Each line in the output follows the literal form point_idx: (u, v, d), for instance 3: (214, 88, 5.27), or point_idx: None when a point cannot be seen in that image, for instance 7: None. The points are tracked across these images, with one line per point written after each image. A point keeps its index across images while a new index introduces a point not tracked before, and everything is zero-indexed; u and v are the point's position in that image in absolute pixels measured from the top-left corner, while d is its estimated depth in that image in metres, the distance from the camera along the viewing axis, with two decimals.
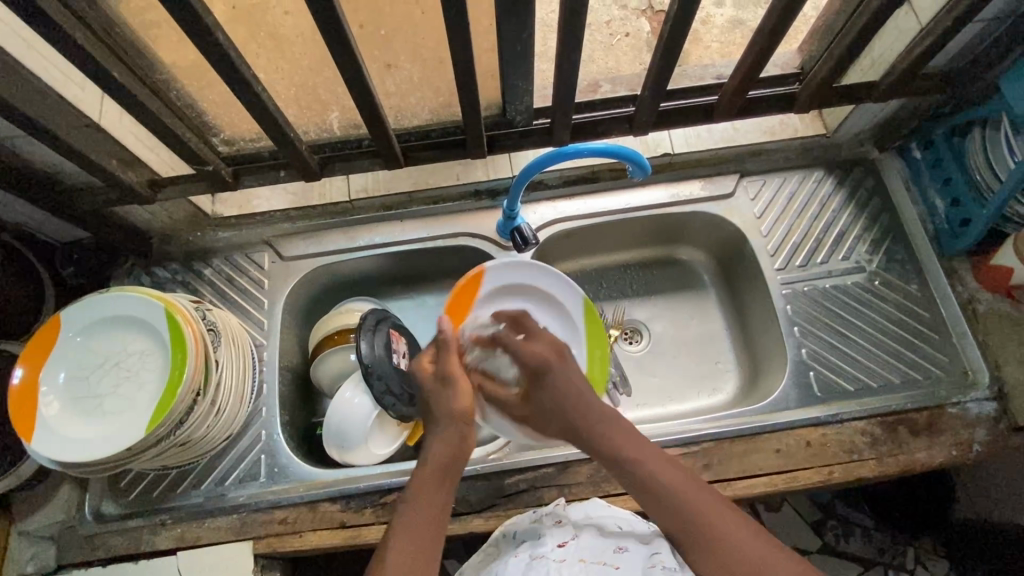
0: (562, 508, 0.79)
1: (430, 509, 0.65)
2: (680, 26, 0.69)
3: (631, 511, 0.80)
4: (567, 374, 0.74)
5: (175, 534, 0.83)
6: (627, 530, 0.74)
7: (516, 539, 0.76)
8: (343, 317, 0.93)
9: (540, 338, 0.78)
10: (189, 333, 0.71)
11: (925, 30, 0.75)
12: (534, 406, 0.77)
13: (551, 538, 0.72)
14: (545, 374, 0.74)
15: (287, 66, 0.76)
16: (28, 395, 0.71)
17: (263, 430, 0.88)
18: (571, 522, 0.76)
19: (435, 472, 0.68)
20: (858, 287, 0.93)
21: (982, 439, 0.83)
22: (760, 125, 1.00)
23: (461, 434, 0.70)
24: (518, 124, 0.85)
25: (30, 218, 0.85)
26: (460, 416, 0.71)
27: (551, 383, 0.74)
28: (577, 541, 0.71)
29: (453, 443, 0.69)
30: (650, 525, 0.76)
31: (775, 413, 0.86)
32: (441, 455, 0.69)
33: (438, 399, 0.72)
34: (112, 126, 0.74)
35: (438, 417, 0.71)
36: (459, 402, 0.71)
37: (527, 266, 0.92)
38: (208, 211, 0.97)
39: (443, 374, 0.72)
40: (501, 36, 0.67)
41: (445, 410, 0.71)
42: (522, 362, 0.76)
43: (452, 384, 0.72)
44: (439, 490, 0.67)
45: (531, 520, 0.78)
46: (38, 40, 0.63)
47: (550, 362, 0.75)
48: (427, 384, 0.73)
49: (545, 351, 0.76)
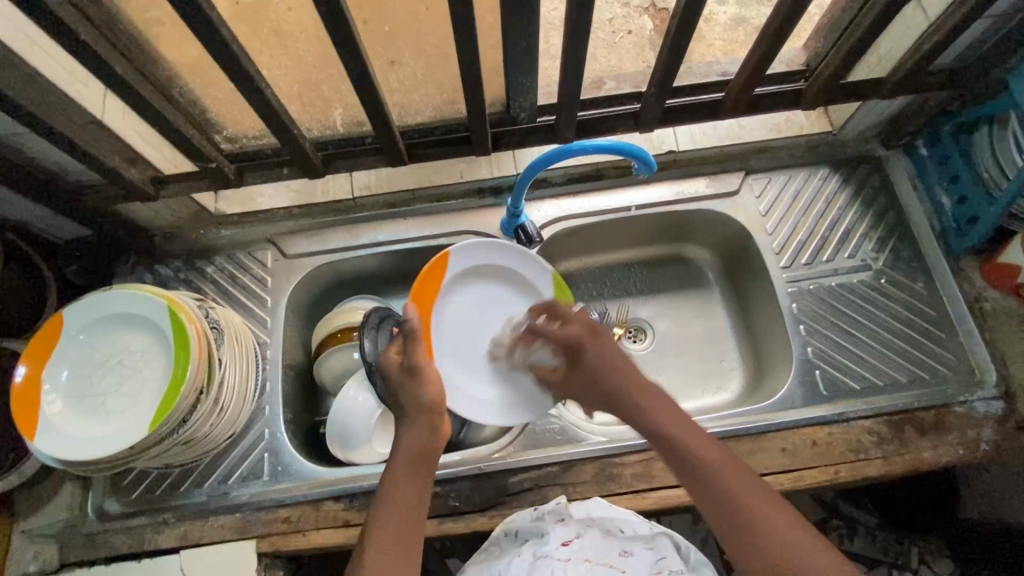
0: (565, 506, 0.80)
1: (407, 496, 0.66)
2: (687, 22, 0.68)
3: (633, 511, 0.83)
4: (600, 347, 0.77)
5: (178, 532, 0.82)
6: (631, 532, 0.80)
7: (518, 537, 0.79)
8: (346, 315, 0.92)
9: (574, 319, 0.82)
10: (193, 331, 0.70)
11: (933, 26, 0.74)
12: (575, 385, 0.81)
13: (557, 536, 0.77)
14: (581, 351, 0.78)
15: (291, 63, 0.76)
16: (30, 393, 0.71)
17: (266, 428, 0.87)
18: (575, 520, 0.79)
19: (406, 461, 0.69)
20: (865, 285, 0.93)
21: (989, 437, 0.83)
22: (766, 122, 0.99)
23: (431, 424, 0.72)
24: (522, 120, 0.85)
25: (32, 216, 0.84)
26: (429, 406, 0.72)
27: (586, 360, 0.78)
28: (583, 540, 0.77)
29: (424, 430, 0.71)
30: (650, 524, 0.82)
31: (781, 411, 0.86)
32: (411, 445, 0.70)
33: (407, 390, 0.73)
34: (115, 123, 0.74)
35: (407, 408, 0.72)
36: (426, 392, 0.73)
37: (489, 245, 0.89)
38: (212, 209, 0.96)
39: (410, 365, 0.74)
40: (506, 32, 0.66)
41: (413, 400, 0.72)
42: (559, 340, 0.81)
43: (420, 374, 0.73)
44: (414, 477, 0.67)
45: (533, 517, 0.79)
46: (40, 37, 0.62)
47: (583, 339, 0.79)
48: (394, 372, 0.75)
49: (578, 328, 0.80)
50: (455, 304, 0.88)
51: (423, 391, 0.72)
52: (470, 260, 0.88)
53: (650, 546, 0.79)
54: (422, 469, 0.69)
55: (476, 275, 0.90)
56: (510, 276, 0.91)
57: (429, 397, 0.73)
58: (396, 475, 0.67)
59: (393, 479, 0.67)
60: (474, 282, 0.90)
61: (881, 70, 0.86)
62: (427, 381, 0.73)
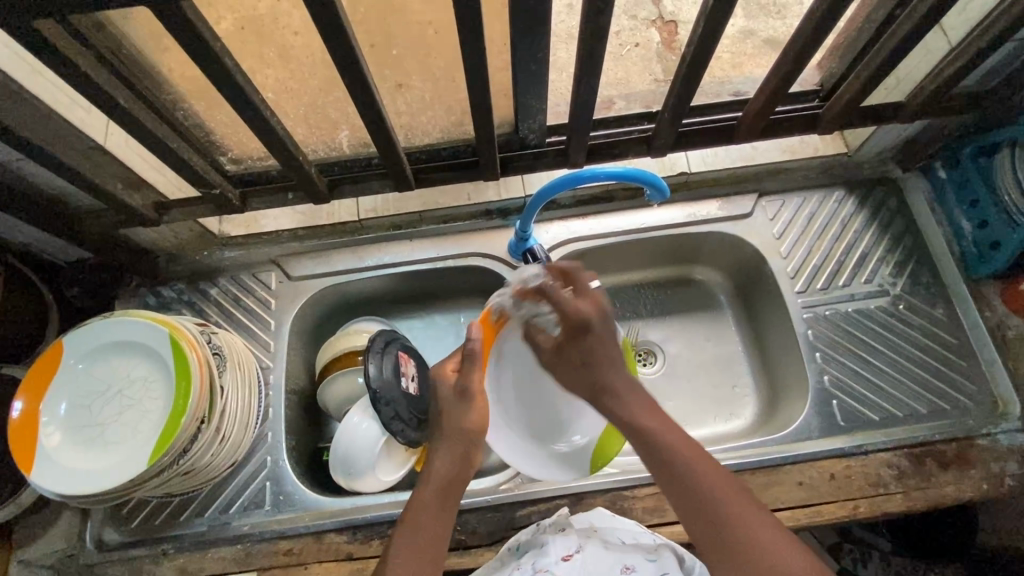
0: (564, 517, 0.77)
1: (431, 531, 0.66)
2: (702, 51, 0.67)
3: (636, 524, 0.78)
4: (606, 334, 0.76)
5: (177, 564, 0.80)
6: (634, 544, 0.72)
7: (519, 551, 0.75)
8: (350, 338, 0.90)
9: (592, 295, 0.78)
10: (195, 359, 0.68)
11: (955, 51, 0.72)
12: (566, 357, 0.77)
13: (557, 549, 0.70)
14: (587, 328, 0.75)
15: (297, 86, 0.75)
16: (28, 426, 0.69)
17: (269, 456, 0.85)
18: (575, 529, 0.74)
19: (440, 485, 0.69)
20: (882, 310, 0.90)
21: (1014, 472, 0.80)
22: (780, 143, 0.97)
23: (468, 454, 0.71)
24: (531, 142, 0.83)
25: (37, 240, 0.83)
26: (470, 433, 0.72)
27: (591, 338, 0.75)
28: (584, 555, 0.69)
29: (458, 459, 0.71)
30: (653, 537, 0.75)
31: (797, 442, 0.84)
32: (445, 469, 0.70)
33: (454, 413, 0.72)
34: (117, 148, 0.73)
35: (447, 433, 0.72)
36: (471, 418, 0.72)
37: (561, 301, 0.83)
38: (215, 231, 0.94)
39: (463, 388, 0.73)
40: (516, 58, 0.65)
41: (456, 422, 0.72)
42: (566, 312, 0.76)
43: (470, 399, 0.73)
44: (442, 511, 0.67)
45: (533, 531, 0.76)
46: (41, 65, 0.61)
47: (592, 319, 0.76)
48: (445, 394, 0.74)
49: (590, 308, 0.76)
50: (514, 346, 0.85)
51: (467, 417, 0.72)
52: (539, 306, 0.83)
53: (653, 560, 0.68)
54: (450, 500, 0.69)
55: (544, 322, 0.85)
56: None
57: (475, 425, 0.72)
58: (422, 502, 0.68)
59: (418, 509, 0.68)
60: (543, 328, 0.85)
61: (900, 92, 0.84)
62: (475, 408, 0.73)
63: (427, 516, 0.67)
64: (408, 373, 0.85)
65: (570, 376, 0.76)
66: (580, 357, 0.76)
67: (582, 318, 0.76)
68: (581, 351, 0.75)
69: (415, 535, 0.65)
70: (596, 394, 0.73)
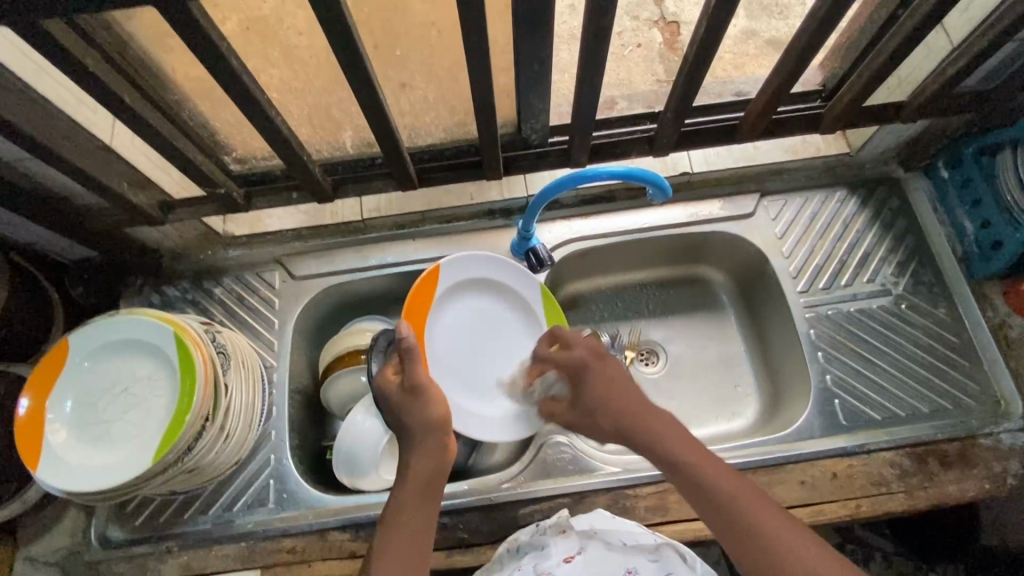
0: (565, 519, 0.76)
1: (415, 530, 0.64)
2: (704, 50, 0.67)
3: (638, 522, 0.78)
4: (606, 369, 0.77)
5: (181, 561, 0.81)
6: (635, 545, 0.72)
7: (519, 552, 0.74)
8: (355, 337, 0.90)
9: (576, 341, 0.82)
10: (200, 358, 0.69)
11: (958, 50, 0.73)
12: (577, 411, 0.79)
13: (558, 551, 0.71)
14: (583, 373, 0.78)
15: (301, 86, 0.75)
16: (34, 423, 0.70)
17: (272, 454, 0.86)
18: (577, 533, 0.73)
19: (419, 484, 0.67)
20: (885, 310, 0.90)
21: (1016, 471, 0.80)
22: (782, 144, 0.98)
23: (438, 444, 0.70)
24: (534, 142, 0.84)
25: (42, 238, 0.84)
26: (437, 425, 0.71)
27: (591, 377, 0.77)
28: (586, 556, 0.70)
29: (433, 454, 0.69)
30: (655, 536, 0.75)
31: (799, 442, 0.84)
32: (423, 468, 0.69)
33: (413, 410, 0.71)
34: (123, 148, 0.73)
35: (414, 430, 0.70)
36: (431, 410, 0.71)
37: (481, 265, 0.87)
38: (219, 231, 0.95)
39: (410, 384, 0.71)
40: (520, 57, 0.65)
41: (419, 420, 0.70)
42: (565, 366, 0.81)
43: (422, 393, 0.71)
44: (423, 508, 0.66)
45: (533, 533, 0.75)
46: (48, 64, 0.61)
47: (587, 360, 0.78)
48: (396, 392, 0.72)
49: (585, 355, 0.79)
50: (445, 320, 0.86)
51: (428, 410, 0.70)
52: (464, 273, 0.87)
53: (656, 560, 0.69)
54: (432, 496, 0.67)
55: (464, 290, 0.88)
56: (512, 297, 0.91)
57: (438, 416, 0.71)
58: (401, 505, 0.66)
59: (400, 508, 0.66)
60: (465, 296, 0.88)
61: (902, 91, 0.84)
62: (433, 400, 0.71)
63: (409, 515, 0.65)
64: None
65: (594, 426, 0.76)
66: (592, 400, 0.76)
67: (578, 364, 0.79)
68: (587, 397, 0.76)
69: (397, 540, 0.64)
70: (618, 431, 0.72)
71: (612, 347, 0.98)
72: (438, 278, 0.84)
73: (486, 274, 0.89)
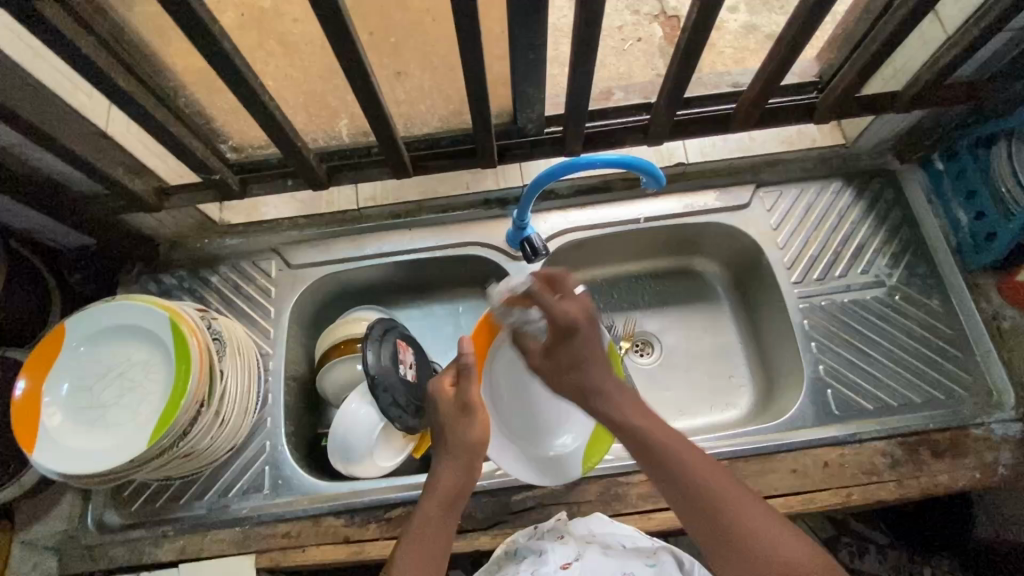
0: (564, 523, 0.77)
1: (435, 542, 0.65)
2: (697, 38, 0.67)
3: (635, 528, 0.79)
4: (595, 336, 0.72)
5: (177, 546, 0.82)
6: (634, 548, 0.73)
7: (516, 556, 0.74)
8: (348, 326, 0.91)
9: (576, 299, 0.73)
10: (194, 343, 0.69)
11: (951, 40, 0.73)
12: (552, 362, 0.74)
13: (556, 557, 0.69)
14: (572, 332, 0.72)
15: (297, 75, 0.76)
16: (31, 405, 0.70)
17: (267, 441, 0.86)
18: (573, 539, 0.74)
19: (444, 497, 0.68)
20: (879, 301, 0.91)
21: (1007, 462, 0.80)
22: (777, 134, 0.98)
23: (472, 465, 0.70)
24: (529, 132, 0.84)
25: (40, 226, 0.84)
26: (476, 446, 0.70)
27: (579, 342, 0.72)
28: (583, 562, 0.69)
29: (465, 472, 0.69)
30: (653, 542, 0.76)
31: (792, 431, 0.84)
32: (450, 481, 0.69)
33: (455, 426, 0.70)
34: (120, 134, 0.74)
35: (452, 442, 0.70)
36: (475, 432, 0.70)
37: None
38: (216, 218, 0.95)
39: (465, 401, 0.71)
40: (513, 45, 0.65)
41: (461, 435, 0.70)
42: (554, 317, 0.72)
43: (472, 413, 0.71)
44: (444, 525, 0.66)
45: (530, 536, 0.76)
46: (45, 51, 0.62)
47: (580, 323, 0.72)
48: (448, 408, 0.72)
49: (575, 312, 0.72)
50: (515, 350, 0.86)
51: (472, 431, 0.70)
52: None
53: (652, 564, 0.69)
54: (455, 510, 0.68)
55: None
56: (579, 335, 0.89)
57: (479, 438, 0.70)
58: (427, 517, 0.66)
59: (424, 519, 0.66)
60: None
61: (897, 82, 0.84)
62: (478, 420, 0.71)
63: (431, 529, 0.65)
64: (406, 360, 0.85)
65: (562, 380, 0.73)
66: (568, 361, 0.72)
67: (569, 322, 0.71)
68: (568, 357, 0.72)
69: (419, 552, 0.64)
70: (583, 397, 0.71)
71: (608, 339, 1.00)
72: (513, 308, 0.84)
73: None
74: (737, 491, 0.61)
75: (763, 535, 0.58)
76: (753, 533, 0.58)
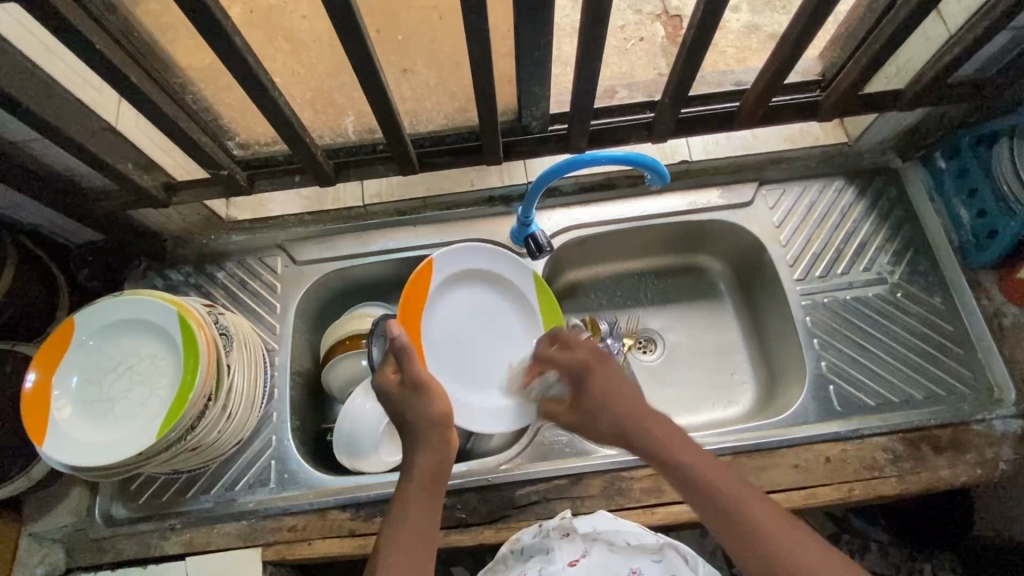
0: (570, 522, 0.78)
1: (417, 527, 0.64)
2: (701, 35, 0.67)
3: (638, 524, 0.80)
4: (610, 373, 0.73)
5: (184, 539, 0.82)
6: (638, 544, 0.75)
7: (524, 553, 0.76)
8: (355, 322, 0.92)
9: (585, 343, 0.78)
10: (202, 338, 0.70)
11: (954, 38, 0.73)
12: (582, 411, 0.73)
13: (563, 555, 0.73)
14: (585, 375, 0.74)
15: (304, 71, 0.76)
16: (40, 397, 0.71)
17: (273, 435, 0.87)
18: (580, 536, 0.76)
19: (422, 482, 0.67)
20: (880, 298, 0.91)
21: (1008, 457, 0.81)
22: (780, 132, 0.98)
23: (442, 440, 0.69)
24: (534, 129, 0.85)
25: (49, 221, 0.85)
26: (439, 421, 0.69)
27: (596, 380, 0.73)
28: (590, 560, 0.72)
29: (436, 450, 0.68)
30: (657, 537, 0.77)
31: (794, 426, 0.85)
32: (426, 464, 0.68)
33: (414, 408, 0.70)
34: (129, 130, 0.74)
35: (414, 423, 0.70)
36: (433, 408, 0.70)
37: (480, 253, 0.88)
38: (222, 215, 0.97)
39: (413, 381, 0.71)
40: (520, 42, 0.66)
41: (422, 417, 0.69)
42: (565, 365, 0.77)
43: (425, 388, 0.70)
44: (426, 506, 0.66)
45: (536, 534, 0.77)
46: (56, 46, 0.62)
47: (590, 363, 0.74)
48: (398, 391, 0.71)
49: (586, 356, 0.75)
50: (446, 311, 0.88)
51: (432, 405, 0.70)
52: (462, 263, 0.88)
53: (659, 560, 0.72)
54: (435, 490, 0.67)
55: (465, 281, 0.89)
56: (501, 281, 0.91)
57: (440, 412, 0.70)
58: (404, 511, 0.65)
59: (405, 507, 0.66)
60: (465, 289, 0.90)
61: (899, 81, 0.85)
62: (435, 395, 0.70)
63: (411, 514, 0.65)
64: None
65: (593, 427, 0.72)
66: (593, 402, 0.71)
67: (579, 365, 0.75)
68: (587, 399, 0.72)
69: (405, 540, 0.63)
70: (622, 438, 0.68)
71: (610, 334, 0.98)
72: (434, 269, 0.85)
73: (470, 267, 0.89)
74: (783, 523, 0.58)
75: (798, 558, 0.56)
76: (788, 555, 0.56)
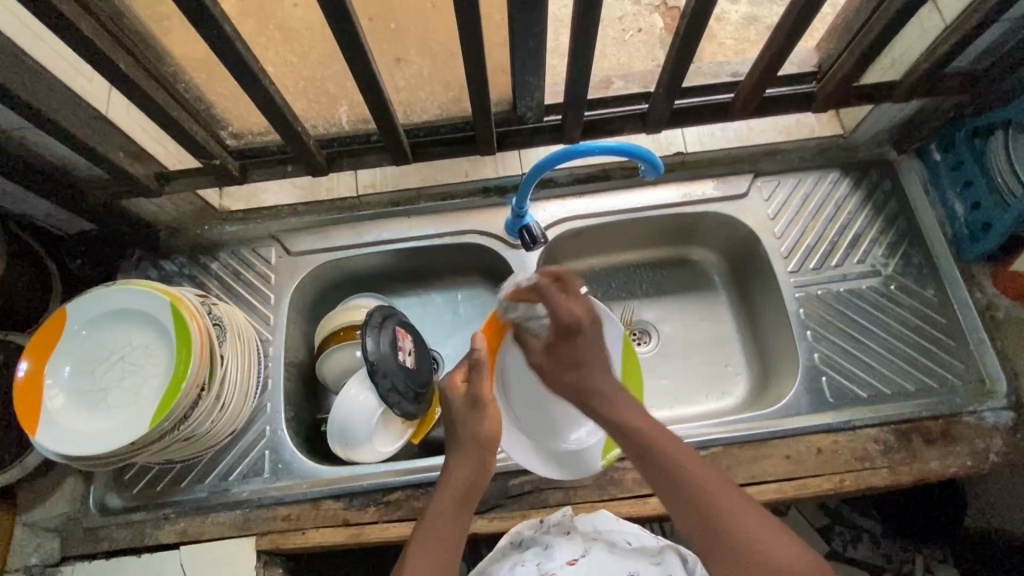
0: (570, 518, 0.78)
1: (445, 535, 0.65)
2: (695, 25, 0.67)
3: (638, 526, 0.79)
4: (596, 337, 0.74)
5: (178, 528, 0.83)
6: (638, 547, 0.73)
7: (522, 546, 0.75)
8: (348, 313, 0.92)
9: (583, 300, 0.75)
10: (195, 328, 0.70)
11: (950, 27, 0.73)
12: (556, 360, 0.74)
13: (563, 553, 0.70)
14: (575, 333, 0.73)
15: (296, 60, 0.76)
16: (33, 386, 0.71)
17: (267, 425, 0.87)
18: (581, 535, 0.74)
19: (457, 493, 0.69)
20: (874, 291, 0.91)
21: (998, 448, 0.82)
22: (775, 123, 0.98)
23: (482, 459, 0.71)
24: (529, 120, 0.84)
25: (40, 211, 0.85)
26: (486, 442, 0.71)
27: (583, 341, 0.73)
28: (589, 559, 0.69)
29: (476, 467, 0.70)
30: (658, 540, 0.76)
31: (786, 418, 0.85)
32: (462, 477, 0.70)
33: (467, 422, 0.72)
34: (120, 119, 0.74)
35: (463, 439, 0.72)
36: (486, 427, 0.72)
37: None
38: (216, 204, 0.95)
39: (474, 397, 0.72)
40: (514, 32, 0.65)
41: (472, 433, 0.71)
42: (557, 315, 0.74)
43: (484, 408, 0.72)
44: (458, 518, 0.67)
45: (536, 530, 0.77)
46: (45, 33, 0.62)
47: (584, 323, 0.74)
48: (461, 403, 0.74)
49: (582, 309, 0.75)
50: None
51: (484, 425, 0.71)
52: None
53: (658, 563, 0.69)
54: (468, 505, 0.69)
55: None
56: None
57: (490, 432, 0.72)
58: (439, 511, 0.67)
59: (435, 514, 0.67)
60: None
61: (895, 72, 0.85)
62: (488, 416, 0.72)
63: (441, 522, 0.66)
64: (404, 347, 0.85)
65: (559, 377, 0.73)
66: (575, 359, 0.73)
67: (573, 322, 0.73)
68: (568, 354, 0.73)
69: (430, 546, 0.64)
70: (581, 397, 0.71)
71: None
72: None
73: None
74: (762, 522, 0.59)
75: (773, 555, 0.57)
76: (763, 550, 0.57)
